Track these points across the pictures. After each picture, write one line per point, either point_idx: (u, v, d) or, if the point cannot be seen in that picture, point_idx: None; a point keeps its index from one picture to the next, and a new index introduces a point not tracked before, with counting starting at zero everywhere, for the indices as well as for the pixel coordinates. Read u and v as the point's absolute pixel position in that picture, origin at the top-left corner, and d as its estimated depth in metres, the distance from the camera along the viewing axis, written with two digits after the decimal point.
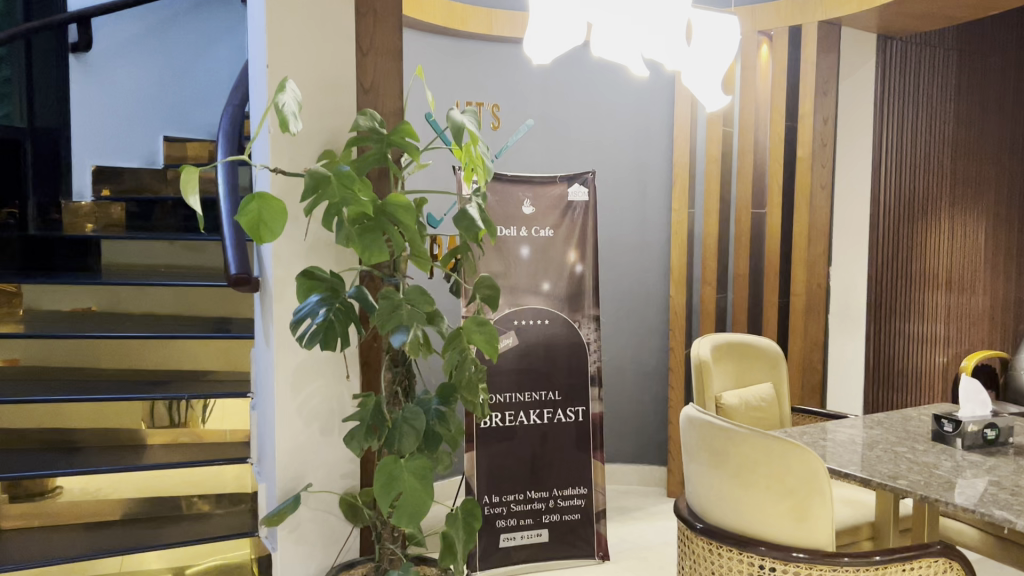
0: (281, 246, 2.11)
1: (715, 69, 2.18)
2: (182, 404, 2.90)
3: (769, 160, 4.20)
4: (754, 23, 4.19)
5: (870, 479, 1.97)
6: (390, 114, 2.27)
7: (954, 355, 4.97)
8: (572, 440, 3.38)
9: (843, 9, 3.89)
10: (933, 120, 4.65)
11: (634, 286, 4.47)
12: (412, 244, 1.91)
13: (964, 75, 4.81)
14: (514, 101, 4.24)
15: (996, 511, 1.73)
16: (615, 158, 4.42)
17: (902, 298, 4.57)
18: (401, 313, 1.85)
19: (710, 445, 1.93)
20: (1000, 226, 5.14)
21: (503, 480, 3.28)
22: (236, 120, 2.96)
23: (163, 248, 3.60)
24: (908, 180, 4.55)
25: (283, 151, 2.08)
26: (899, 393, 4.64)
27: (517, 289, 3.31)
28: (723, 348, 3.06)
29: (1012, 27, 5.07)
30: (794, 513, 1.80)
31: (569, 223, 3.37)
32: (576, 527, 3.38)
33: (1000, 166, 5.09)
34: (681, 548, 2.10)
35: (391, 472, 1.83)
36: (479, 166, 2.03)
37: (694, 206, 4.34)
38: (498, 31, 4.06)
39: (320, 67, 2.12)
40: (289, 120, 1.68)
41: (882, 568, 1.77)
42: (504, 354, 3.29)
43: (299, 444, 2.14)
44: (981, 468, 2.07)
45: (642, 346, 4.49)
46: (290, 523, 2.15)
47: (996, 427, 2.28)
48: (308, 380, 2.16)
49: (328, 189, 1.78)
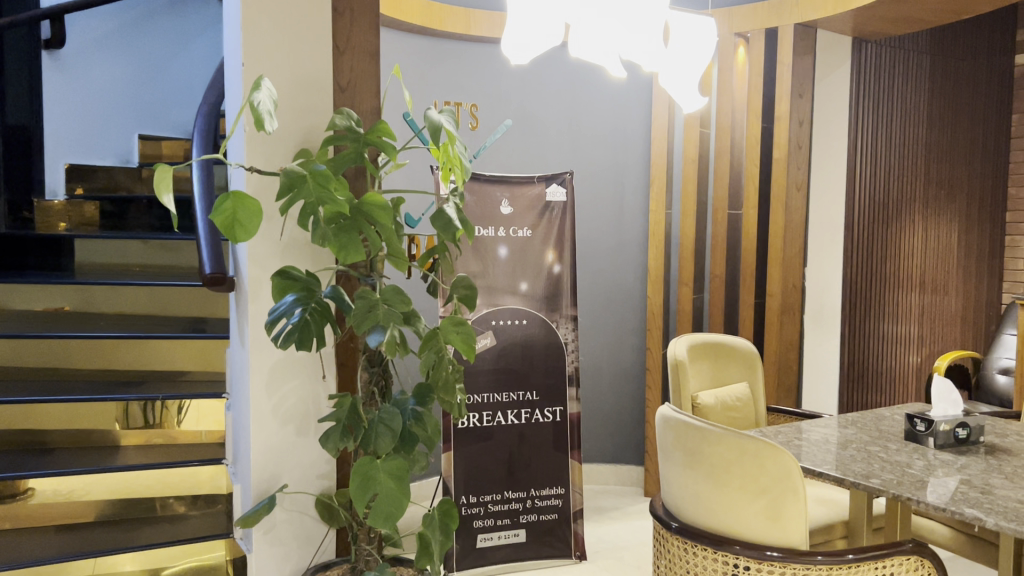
0: (256, 245, 2.10)
1: (691, 72, 2.19)
2: (157, 405, 2.88)
3: (746, 161, 4.22)
4: (731, 26, 4.22)
5: (844, 479, 1.99)
6: (367, 113, 2.26)
7: (926, 355, 5.02)
8: (549, 440, 3.38)
9: (818, 12, 3.92)
10: (906, 122, 4.71)
11: (612, 286, 4.48)
12: (389, 245, 1.90)
13: (936, 77, 4.87)
14: (492, 101, 4.23)
15: (966, 510, 1.75)
16: (594, 159, 4.43)
17: (876, 298, 4.62)
18: (377, 313, 1.84)
19: (684, 445, 1.94)
20: (972, 228, 5.21)
21: (481, 481, 3.28)
22: (211, 118, 2.94)
23: (137, 248, 3.56)
24: (883, 181, 4.60)
25: (258, 149, 2.07)
26: (873, 393, 4.68)
27: (494, 289, 3.30)
28: (699, 349, 3.07)
29: (983, 31, 5.14)
30: (768, 512, 1.81)
31: (546, 223, 3.38)
32: (553, 527, 3.39)
33: (972, 168, 5.16)
34: (657, 547, 2.11)
35: (367, 473, 1.82)
36: (457, 165, 2.03)
37: (671, 207, 4.36)
38: (476, 31, 4.06)
39: (296, 66, 2.11)
40: (265, 118, 1.66)
41: (855, 566, 1.78)
42: (481, 355, 3.29)
43: (274, 445, 2.13)
44: (953, 467, 2.09)
45: (619, 346, 4.50)
46: (265, 524, 2.14)
47: (967, 426, 2.31)
48: (283, 380, 2.14)
49: (304, 188, 1.76)
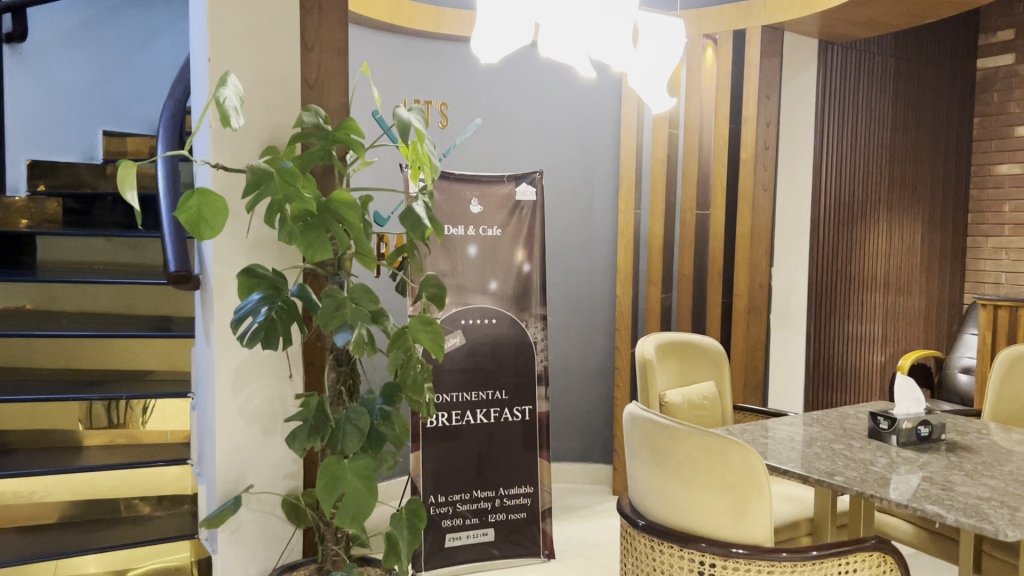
0: (222, 243, 2.07)
1: (660, 73, 2.20)
2: (121, 405, 2.84)
3: (714, 162, 4.25)
4: (699, 27, 4.24)
5: (808, 476, 2.01)
6: (335, 110, 2.24)
7: (890, 354, 5.09)
8: (518, 439, 3.38)
9: (785, 15, 3.96)
10: (871, 124, 4.78)
11: (582, 285, 4.49)
12: (356, 243, 1.89)
13: (901, 81, 4.95)
14: (461, 99, 4.23)
15: (928, 506, 1.77)
16: (563, 158, 4.44)
17: (841, 299, 4.69)
18: (345, 312, 1.83)
19: (651, 443, 1.95)
20: (935, 230, 5.29)
21: (449, 480, 3.27)
22: (177, 114, 2.90)
23: (100, 245, 3.52)
24: (848, 183, 4.66)
25: (224, 146, 2.04)
26: (838, 391, 4.74)
27: (464, 288, 3.30)
28: (667, 348, 3.10)
29: (946, 35, 5.23)
30: (734, 509, 1.82)
31: (516, 222, 3.38)
32: (521, 526, 3.39)
33: (935, 170, 5.25)
34: (624, 545, 2.11)
35: (335, 472, 1.81)
36: (426, 163, 2.02)
37: (640, 206, 4.38)
38: (446, 30, 4.05)
39: (263, 63, 2.09)
40: (231, 114, 1.65)
41: (819, 563, 1.80)
42: (450, 354, 3.28)
43: (240, 445, 2.11)
44: (915, 464, 2.12)
45: (588, 345, 4.51)
46: (230, 524, 2.11)
47: (929, 424, 2.35)
48: (249, 379, 2.12)
49: (271, 186, 1.75)
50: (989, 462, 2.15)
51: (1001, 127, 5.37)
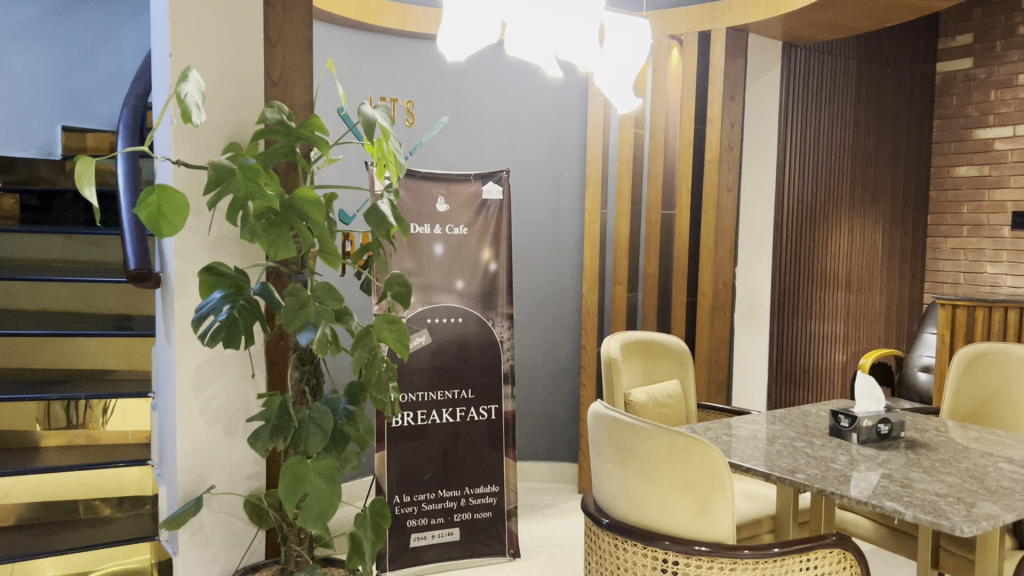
0: (183, 240, 2.04)
1: (626, 72, 2.21)
2: (80, 404, 2.79)
3: (679, 162, 4.28)
4: (665, 28, 4.26)
5: (771, 474, 2.03)
6: (300, 107, 2.22)
7: (852, 353, 5.16)
8: (483, 439, 3.38)
9: (749, 17, 4.01)
10: (833, 125, 4.85)
11: (548, 284, 4.49)
12: (320, 240, 1.87)
13: (863, 83, 5.03)
14: (427, 97, 4.21)
15: (887, 503, 1.79)
16: (530, 157, 4.44)
17: (803, 298, 4.75)
18: (308, 311, 1.81)
19: (615, 441, 1.95)
20: (896, 231, 5.37)
21: (414, 480, 3.26)
22: (137, 110, 2.85)
23: (59, 242, 3.44)
24: (810, 183, 4.73)
25: (186, 142, 2.01)
26: (800, 389, 4.80)
27: (430, 287, 3.28)
28: (631, 346, 3.12)
29: (907, 39, 5.32)
30: (698, 506, 1.83)
31: (482, 221, 3.37)
32: (487, 526, 3.39)
33: (896, 171, 5.33)
34: (588, 544, 2.12)
35: (297, 472, 1.79)
36: (391, 161, 2.00)
37: (606, 206, 4.39)
38: (412, 27, 4.03)
39: (226, 59, 2.06)
40: (192, 110, 1.62)
41: (780, 560, 1.82)
42: (416, 353, 3.27)
43: (202, 445, 2.08)
44: (875, 462, 2.15)
45: (554, 344, 4.51)
46: (192, 525, 2.08)
47: (889, 422, 2.38)
48: (210, 379, 2.09)
49: (233, 182, 1.72)
50: (947, 459, 2.19)
51: (961, 129, 5.46)
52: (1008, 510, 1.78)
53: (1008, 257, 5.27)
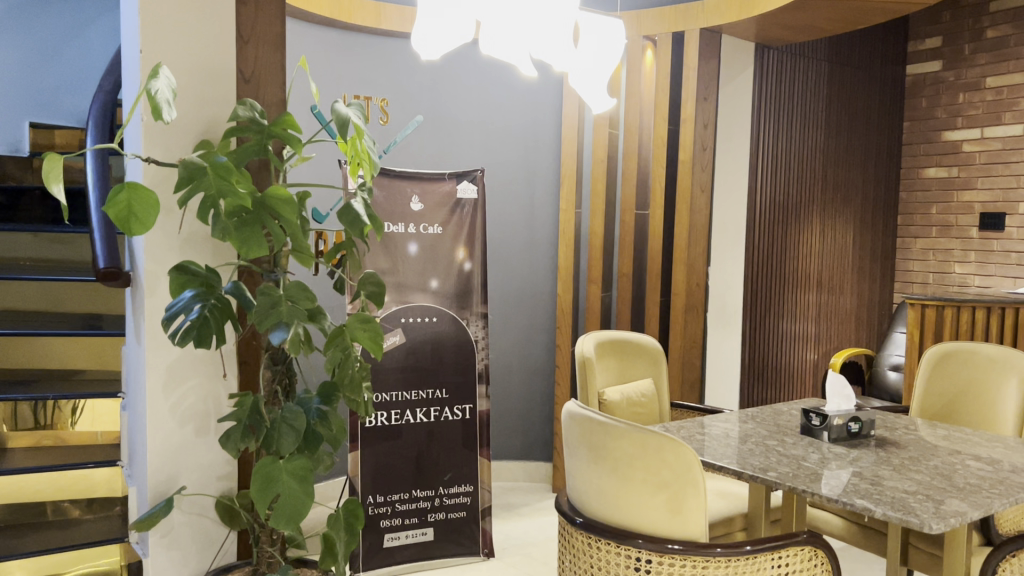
0: (153, 238, 2.02)
1: (600, 72, 2.21)
2: (48, 406, 2.75)
3: (653, 161, 4.30)
4: (639, 28, 4.27)
5: (743, 472, 2.04)
6: (273, 105, 2.19)
7: (823, 352, 5.20)
8: (457, 438, 3.37)
9: (723, 17, 4.03)
10: (805, 126, 4.90)
11: (522, 284, 4.49)
12: (293, 239, 1.86)
13: (834, 84, 5.08)
14: (402, 95, 4.19)
15: (857, 501, 1.81)
16: (504, 156, 4.43)
17: (775, 297, 4.79)
18: (280, 310, 1.80)
19: (589, 440, 1.96)
20: (866, 231, 5.43)
21: (388, 480, 3.25)
22: (107, 106, 2.82)
23: (27, 240, 3.38)
24: (782, 184, 4.77)
25: (156, 139, 1.99)
26: (772, 388, 4.84)
27: (404, 287, 3.27)
28: (605, 346, 3.12)
29: (877, 41, 5.38)
30: (670, 504, 1.84)
31: (456, 221, 3.36)
32: (461, 525, 3.38)
33: (866, 172, 5.39)
34: (562, 544, 2.12)
35: (269, 473, 1.78)
36: (365, 159, 1.99)
37: (581, 206, 4.40)
38: (387, 25, 4.01)
39: (197, 56, 2.05)
40: (162, 107, 1.61)
41: (751, 558, 1.83)
42: (390, 353, 3.25)
43: (172, 446, 2.06)
44: (845, 460, 2.17)
45: (529, 343, 4.52)
46: (162, 527, 2.06)
47: (859, 420, 2.41)
48: (181, 379, 2.07)
49: (204, 180, 1.71)
50: (916, 457, 2.22)
51: (930, 131, 5.53)
52: (976, 507, 1.80)
53: (976, 257, 5.34)
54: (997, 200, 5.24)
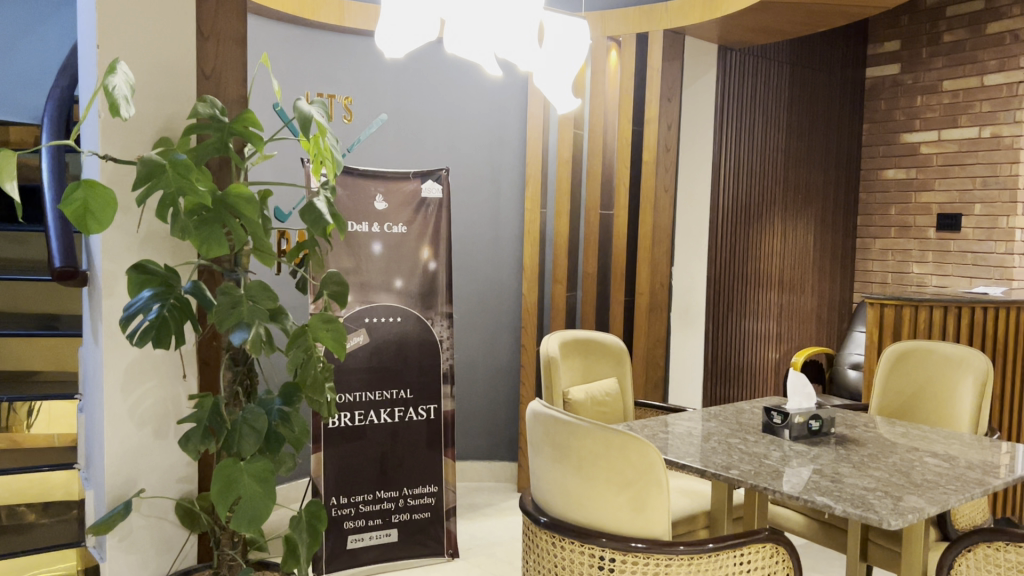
0: (110, 237, 1.98)
1: (564, 72, 2.21)
2: (3, 409, 2.70)
3: (617, 162, 4.33)
4: (604, 29, 4.29)
5: (705, 470, 2.05)
6: (233, 102, 2.16)
7: (784, 351, 5.26)
8: (422, 438, 3.36)
9: (687, 18, 4.07)
10: (767, 127, 4.96)
11: (487, 283, 4.49)
12: (254, 238, 1.84)
13: (796, 86, 5.14)
14: (366, 94, 4.16)
15: (818, 498, 1.83)
16: (469, 156, 4.42)
17: (737, 297, 4.83)
18: (241, 310, 1.78)
19: (553, 440, 1.96)
20: (826, 232, 5.51)
21: (352, 481, 3.22)
22: (64, 103, 2.77)
23: None
24: (744, 184, 4.82)
25: (114, 136, 1.96)
26: (734, 387, 4.88)
27: (368, 286, 3.25)
28: (570, 345, 3.13)
29: (838, 44, 5.46)
30: (633, 504, 1.85)
31: (421, 220, 3.35)
32: (425, 526, 3.37)
33: (827, 173, 5.46)
34: (526, 543, 2.11)
35: (230, 474, 1.75)
36: (327, 158, 1.98)
37: (546, 205, 4.41)
38: (350, 22, 3.99)
39: (156, 52, 2.01)
40: (120, 104, 1.58)
41: (714, 555, 1.85)
42: (354, 353, 3.22)
43: (131, 448, 2.02)
44: (806, 457, 2.20)
45: (493, 344, 4.51)
46: (120, 530, 2.03)
47: (819, 418, 2.44)
48: (140, 380, 2.04)
49: (163, 178, 1.68)
50: (875, 454, 2.25)
51: (889, 133, 5.62)
52: (933, 503, 1.83)
53: (934, 258, 5.42)
54: (953, 201, 5.33)
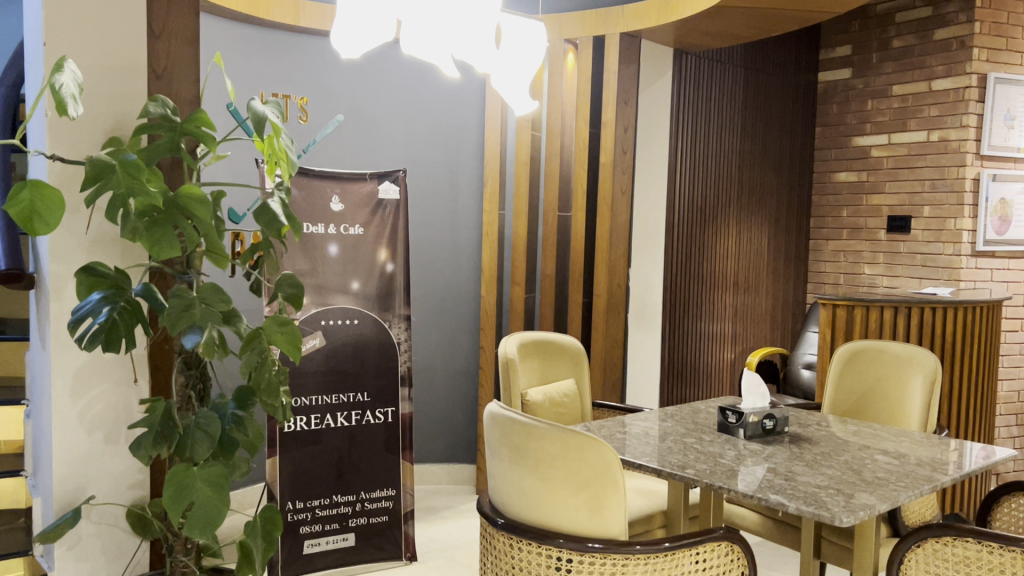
0: (58, 239, 1.94)
1: (521, 74, 2.21)
2: None
3: (575, 165, 4.35)
4: (560, 31, 4.31)
5: (661, 470, 2.07)
6: (186, 101, 2.13)
7: (739, 352, 5.32)
8: (380, 441, 3.34)
9: (643, 22, 4.10)
10: (722, 130, 5.02)
11: (445, 285, 4.47)
12: (208, 241, 1.81)
13: (749, 90, 5.22)
14: (322, 95, 4.13)
15: (772, 496, 1.86)
16: (427, 157, 4.41)
17: (693, 298, 4.89)
18: (194, 312, 1.75)
19: (510, 441, 1.95)
20: (780, 233, 5.59)
21: (308, 485, 3.19)
22: (9, 101, 2.70)
23: None
24: (700, 187, 4.88)
25: (62, 136, 1.91)
26: (691, 387, 4.93)
27: (324, 289, 3.22)
28: (528, 347, 3.13)
29: (790, 49, 5.55)
30: (590, 504, 1.86)
31: (378, 221, 3.33)
32: (383, 530, 3.36)
33: (781, 175, 5.55)
34: (483, 545, 2.11)
35: (183, 480, 1.72)
36: (283, 158, 1.96)
37: (504, 207, 4.41)
38: (306, 22, 3.95)
39: (106, 50, 1.97)
40: (67, 102, 1.55)
41: (670, 554, 1.86)
42: (310, 356, 3.19)
43: (80, 454, 1.98)
44: (760, 456, 2.22)
45: (452, 346, 4.50)
46: (69, 538, 1.98)
47: (773, 417, 2.47)
48: (89, 384, 1.99)
49: (113, 178, 1.65)
50: (828, 452, 2.29)
51: (840, 136, 5.70)
52: (884, 500, 1.86)
53: (884, 259, 5.48)
54: (903, 204, 5.36)
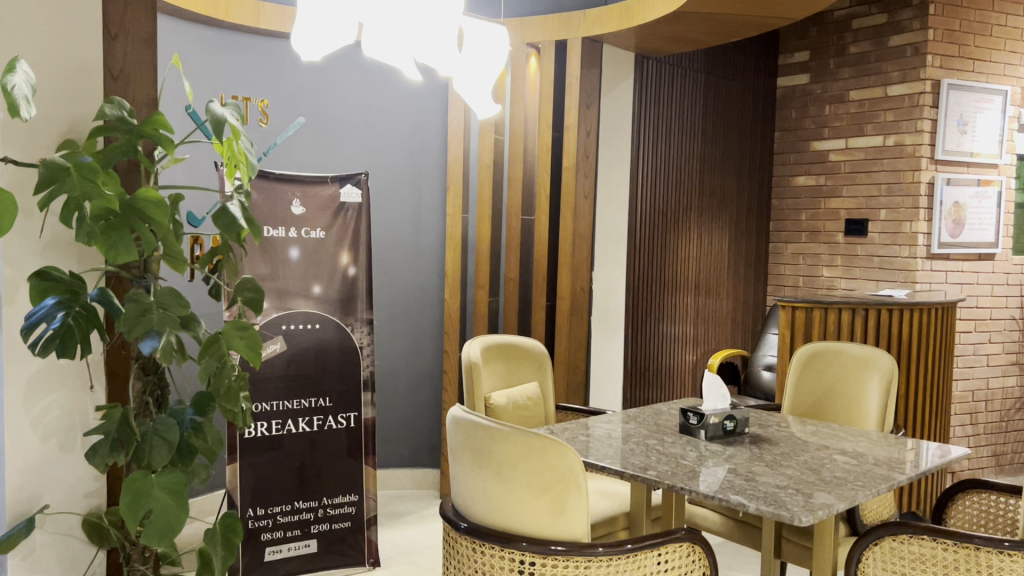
0: (11, 243, 1.88)
1: (484, 77, 2.21)
2: None
3: (538, 168, 4.36)
4: (523, 36, 4.33)
5: (624, 472, 2.08)
6: (141, 103, 2.10)
7: (701, 353, 5.36)
8: (342, 447, 3.31)
9: (605, 27, 4.13)
10: (683, 134, 5.08)
11: (408, 289, 4.46)
12: (165, 244, 1.79)
13: (710, 95, 5.29)
14: (283, 97, 4.10)
15: (732, 496, 1.88)
16: (390, 160, 4.39)
17: (656, 300, 4.93)
18: (151, 317, 1.72)
19: (472, 445, 1.95)
20: (741, 236, 5.65)
21: (269, 492, 3.15)
22: None
23: None
24: (662, 190, 4.92)
25: (14, 138, 1.86)
26: (653, 389, 4.97)
27: (285, 293, 3.19)
28: (492, 350, 3.13)
29: (750, 54, 5.63)
30: (553, 506, 1.86)
31: (340, 224, 3.31)
32: (345, 536, 3.33)
33: (741, 178, 5.61)
34: (446, 549, 2.10)
35: (140, 488, 1.69)
36: (242, 161, 1.93)
37: (467, 211, 4.40)
38: (266, 25, 3.92)
39: (60, 51, 1.94)
40: (20, 104, 1.53)
41: (632, 555, 1.88)
42: (270, 361, 3.16)
43: (33, 463, 1.93)
44: (721, 457, 2.25)
45: (415, 349, 4.49)
46: (23, 549, 1.92)
47: (734, 418, 2.49)
48: (43, 392, 1.95)
49: (68, 181, 1.62)
50: (787, 453, 2.31)
51: (799, 141, 5.78)
52: (842, 499, 1.88)
53: (842, 262, 5.56)
54: (861, 207, 5.43)
